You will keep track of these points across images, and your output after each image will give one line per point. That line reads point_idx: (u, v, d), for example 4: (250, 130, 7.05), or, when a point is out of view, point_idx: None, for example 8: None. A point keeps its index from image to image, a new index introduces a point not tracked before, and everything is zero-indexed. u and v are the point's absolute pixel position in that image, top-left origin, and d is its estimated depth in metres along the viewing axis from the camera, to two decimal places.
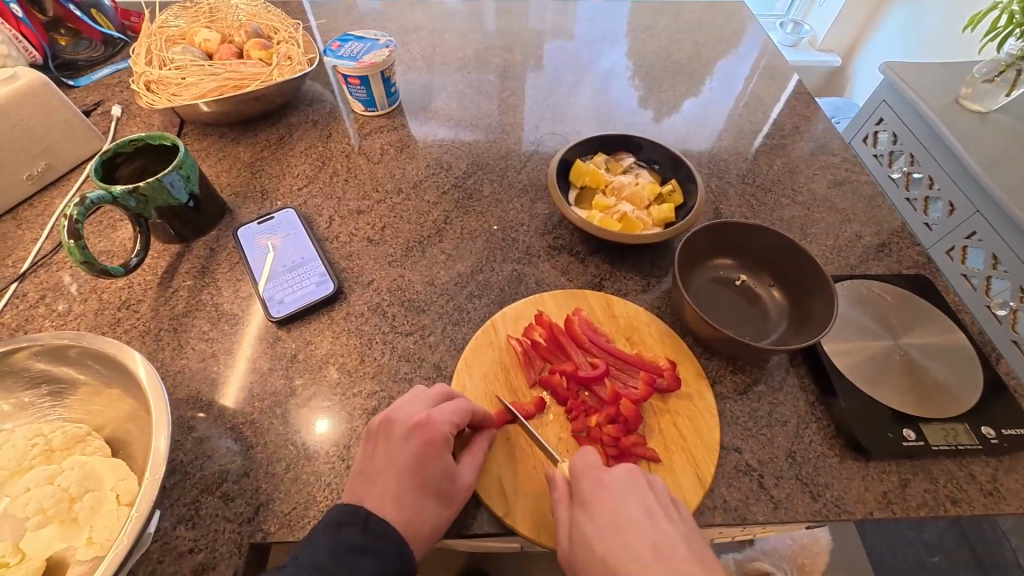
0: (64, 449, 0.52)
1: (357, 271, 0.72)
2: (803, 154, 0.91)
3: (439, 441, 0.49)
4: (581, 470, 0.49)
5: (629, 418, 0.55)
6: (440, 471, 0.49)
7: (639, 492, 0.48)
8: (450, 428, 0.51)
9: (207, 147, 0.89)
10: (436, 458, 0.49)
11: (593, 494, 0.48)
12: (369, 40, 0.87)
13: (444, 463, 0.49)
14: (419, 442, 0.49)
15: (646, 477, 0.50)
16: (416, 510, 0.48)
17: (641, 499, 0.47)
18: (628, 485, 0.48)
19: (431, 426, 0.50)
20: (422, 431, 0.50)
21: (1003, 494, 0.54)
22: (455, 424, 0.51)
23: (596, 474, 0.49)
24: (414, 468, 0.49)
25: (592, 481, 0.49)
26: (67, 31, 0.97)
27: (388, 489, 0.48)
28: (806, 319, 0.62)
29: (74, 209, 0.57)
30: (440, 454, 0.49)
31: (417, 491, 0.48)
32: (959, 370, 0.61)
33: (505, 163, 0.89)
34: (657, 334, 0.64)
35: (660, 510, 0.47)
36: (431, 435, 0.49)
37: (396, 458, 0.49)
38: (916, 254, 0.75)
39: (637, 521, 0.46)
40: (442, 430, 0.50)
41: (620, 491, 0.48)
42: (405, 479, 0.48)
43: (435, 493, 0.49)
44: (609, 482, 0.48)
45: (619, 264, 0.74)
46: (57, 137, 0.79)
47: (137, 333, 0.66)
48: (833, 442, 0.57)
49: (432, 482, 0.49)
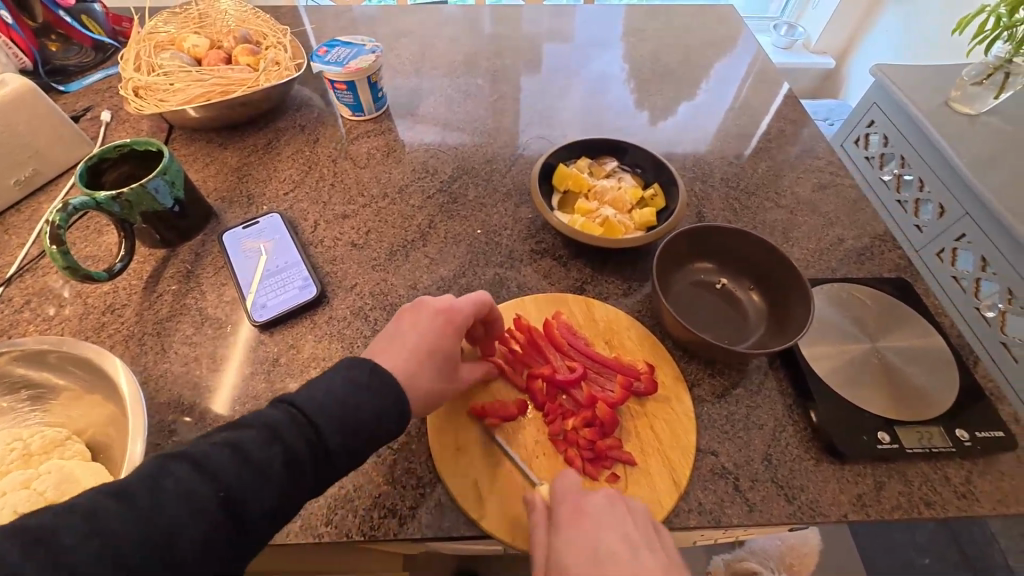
0: (42, 453, 0.52)
1: (341, 275, 0.73)
2: (787, 158, 0.92)
3: (458, 325, 0.54)
4: (561, 494, 0.49)
5: (605, 421, 0.56)
6: (450, 350, 0.53)
7: (619, 519, 0.47)
8: (469, 317, 0.55)
9: (195, 153, 0.89)
10: (451, 340, 0.54)
11: (574, 517, 0.47)
12: (355, 46, 0.88)
13: (452, 344, 0.54)
14: (441, 321, 0.54)
15: (625, 502, 0.49)
16: (420, 368, 0.51)
17: (620, 526, 0.46)
18: (609, 513, 0.47)
19: (456, 312, 0.55)
20: (448, 312, 0.54)
21: (977, 496, 0.54)
22: (472, 317, 0.56)
23: (575, 501, 0.48)
24: (432, 340, 0.53)
25: (572, 507, 0.48)
26: (58, 38, 0.98)
27: (406, 348, 0.52)
28: (784, 323, 0.63)
29: (56, 215, 0.58)
30: (454, 340, 0.54)
31: (426, 358, 0.52)
32: (937, 374, 0.61)
33: (491, 167, 0.89)
34: (636, 338, 0.64)
35: (638, 538, 0.46)
36: (452, 318, 0.54)
37: (420, 326, 0.53)
38: (897, 257, 0.76)
39: (615, 551, 0.44)
40: (463, 317, 0.55)
41: (604, 517, 0.47)
42: (421, 351, 0.52)
43: (438, 372, 0.52)
44: (589, 507, 0.47)
45: (601, 268, 0.74)
46: (44, 142, 0.80)
47: (121, 338, 0.66)
48: (809, 445, 0.57)
49: (442, 357, 0.53)
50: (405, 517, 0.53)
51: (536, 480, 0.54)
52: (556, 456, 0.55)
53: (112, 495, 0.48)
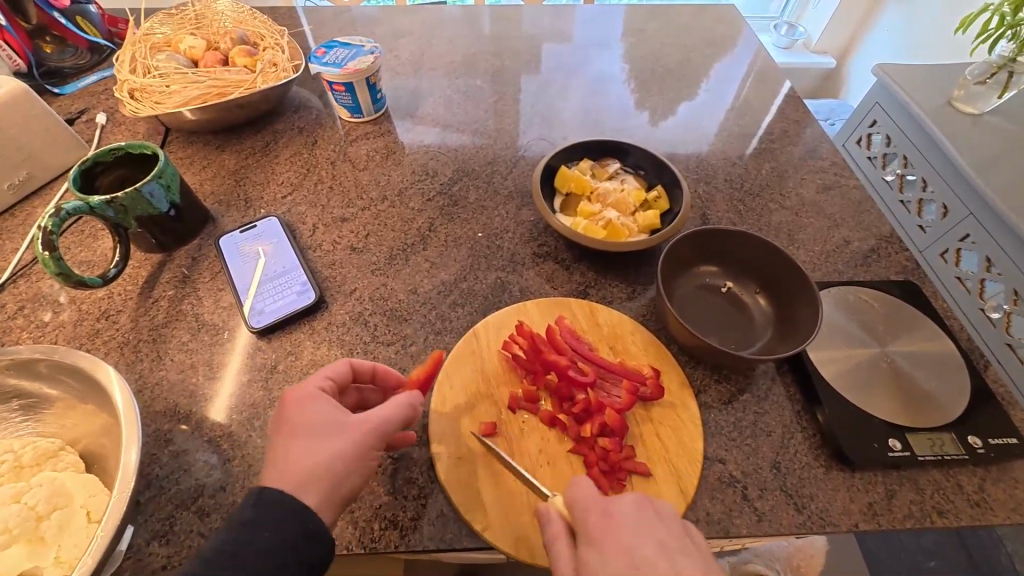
0: (34, 465, 0.51)
1: (340, 279, 0.72)
2: (792, 159, 0.91)
3: (314, 396, 0.49)
4: (582, 502, 0.46)
5: (613, 429, 0.54)
6: (325, 419, 0.48)
7: (649, 525, 0.44)
8: (318, 384, 0.50)
9: (192, 155, 0.88)
10: (317, 410, 0.48)
11: (602, 528, 0.43)
12: (354, 46, 0.87)
13: (325, 413, 0.48)
14: (297, 401, 0.48)
15: (654, 506, 0.46)
16: (320, 459, 0.45)
17: (654, 531, 0.43)
18: (638, 516, 0.44)
19: (298, 388, 0.50)
20: (295, 393, 0.49)
21: (990, 504, 0.53)
22: (325, 382, 0.51)
23: (602, 507, 0.45)
24: (303, 425, 0.47)
25: (598, 514, 0.44)
26: (52, 40, 0.96)
27: (287, 453, 0.46)
28: (792, 327, 0.62)
29: (49, 220, 0.57)
30: (317, 407, 0.48)
31: (319, 442, 0.46)
32: (947, 379, 0.60)
33: (492, 169, 0.88)
34: (641, 342, 0.63)
35: (673, 544, 0.43)
36: (304, 396, 0.49)
37: (285, 427, 0.48)
38: (904, 259, 0.75)
39: (652, 558, 0.41)
40: (313, 386, 0.50)
41: (633, 523, 0.43)
42: (307, 440, 0.46)
43: (345, 447, 0.46)
44: (616, 513, 0.44)
45: (604, 271, 0.73)
46: (37, 145, 0.78)
47: (116, 345, 0.65)
48: (818, 452, 0.56)
49: (322, 426, 0.47)
50: (407, 528, 0.51)
51: (541, 490, 0.52)
52: (562, 464, 0.54)
53: (107, 507, 0.47)
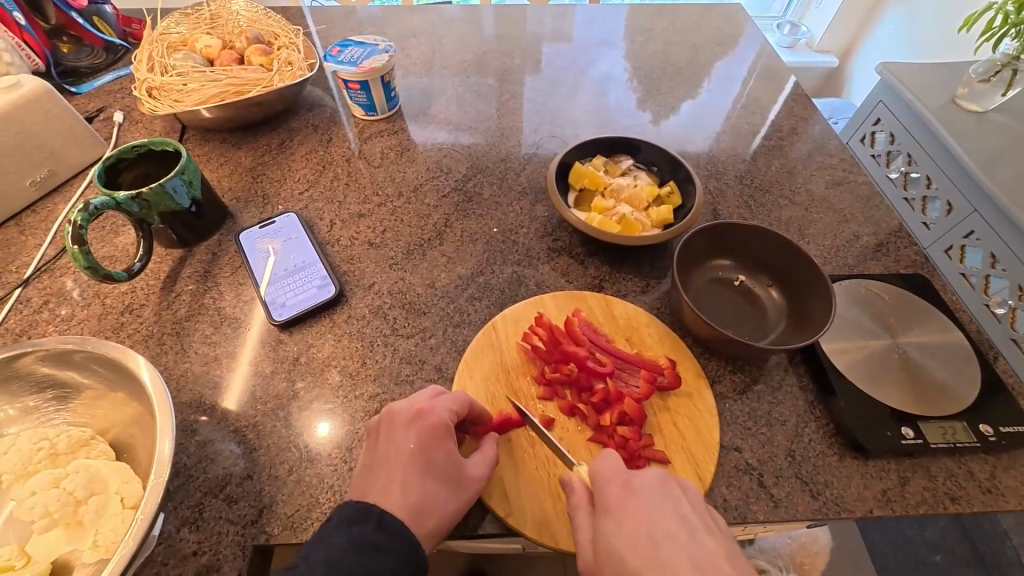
0: (69, 452, 0.52)
1: (359, 274, 0.73)
2: (800, 155, 0.92)
3: (440, 429, 0.50)
4: (608, 475, 0.48)
5: (634, 418, 0.56)
6: (449, 457, 0.50)
7: (672, 500, 0.47)
8: (448, 415, 0.52)
9: (209, 153, 0.89)
10: (438, 445, 0.50)
11: (621, 502, 0.46)
12: (369, 45, 0.88)
13: (450, 451, 0.50)
14: (419, 429, 0.50)
15: (678, 483, 0.48)
16: (427, 493, 0.48)
17: (674, 508, 0.46)
18: (661, 492, 0.47)
19: (431, 414, 0.51)
20: (422, 418, 0.51)
21: (1002, 491, 0.54)
22: (454, 414, 0.52)
23: (623, 479, 0.48)
24: (419, 455, 0.49)
25: (620, 487, 0.47)
26: (69, 39, 0.98)
27: (393, 480, 0.48)
28: (806, 318, 0.63)
29: (78, 215, 0.58)
30: (441, 444, 0.50)
31: (425, 477, 0.49)
32: (958, 369, 0.61)
33: (505, 166, 0.89)
34: (656, 334, 0.65)
35: (695, 520, 0.46)
36: (435, 429, 0.50)
37: (398, 448, 0.50)
38: (914, 253, 0.76)
39: (673, 533, 0.44)
40: (441, 417, 0.51)
41: (654, 500, 0.46)
42: (412, 472, 0.48)
43: (446, 482, 0.49)
44: (638, 489, 0.47)
45: (618, 265, 0.74)
46: (59, 143, 0.80)
47: (140, 338, 0.66)
48: (832, 440, 0.58)
49: (434, 464, 0.49)
50: None
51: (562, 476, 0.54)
52: (581, 449, 0.56)
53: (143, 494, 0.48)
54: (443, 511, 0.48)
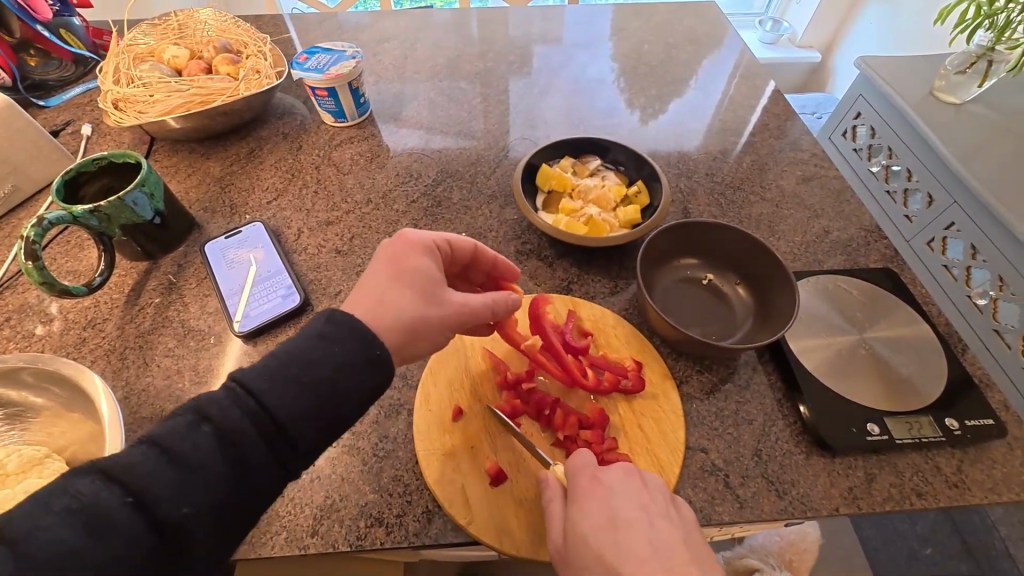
0: (19, 472, 0.52)
1: (325, 282, 0.72)
2: (772, 152, 0.92)
3: (414, 245, 0.51)
4: (575, 469, 0.48)
5: (595, 423, 0.56)
6: (421, 269, 0.50)
7: (635, 490, 0.46)
8: (426, 239, 0.53)
9: (177, 164, 0.88)
10: (409, 258, 0.50)
11: (588, 492, 0.46)
12: (336, 52, 0.88)
13: (420, 264, 0.50)
14: (397, 246, 0.51)
15: (641, 475, 0.48)
16: (388, 295, 0.48)
17: (634, 496, 0.46)
18: (625, 483, 0.47)
19: (408, 235, 0.52)
20: (401, 237, 0.52)
21: (969, 485, 0.54)
22: (432, 239, 0.53)
23: (592, 471, 0.47)
24: (390, 265, 0.50)
25: (589, 478, 0.47)
26: (37, 52, 0.97)
27: (363, 287, 0.49)
28: (771, 315, 0.62)
29: (31, 230, 0.57)
30: (414, 258, 0.51)
31: (391, 282, 0.49)
32: (926, 364, 0.61)
33: (475, 170, 0.89)
34: (623, 336, 0.64)
35: (653, 507, 0.46)
36: (414, 242, 0.51)
37: (375, 260, 0.51)
38: (884, 248, 0.76)
39: (632, 519, 0.44)
40: (417, 238, 0.52)
41: (619, 488, 0.46)
42: (381, 277, 0.49)
43: (411, 291, 0.49)
44: (605, 479, 0.47)
45: (587, 267, 0.74)
46: (22, 158, 0.79)
47: (102, 353, 0.65)
48: (799, 439, 0.57)
49: (405, 275, 0.49)
50: (392, 525, 0.52)
51: (523, 483, 0.53)
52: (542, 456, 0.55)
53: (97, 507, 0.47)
54: (399, 308, 0.47)
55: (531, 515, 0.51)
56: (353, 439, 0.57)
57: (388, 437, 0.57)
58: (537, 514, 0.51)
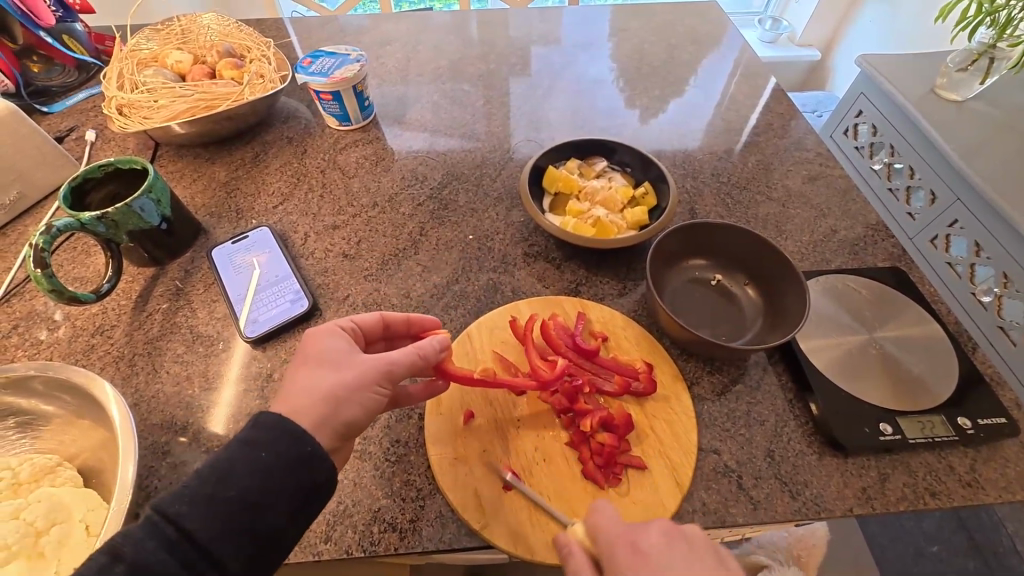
0: (31, 481, 0.52)
1: (333, 286, 0.72)
2: (777, 151, 0.92)
3: (318, 334, 0.51)
4: (606, 541, 0.42)
5: (621, 424, 0.55)
6: (326, 350, 0.49)
7: (682, 557, 0.40)
8: (330, 326, 0.52)
9: (182, 169, 0.88)
10: (315, 345, 0.50)
11: (625, 566, 0.41)
12: (340, 56, 0.87)
13: (326, 346, 0.50)
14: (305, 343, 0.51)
15: (685, 533, 0.42)
16: (308, 379, 0.47)
17: (714, 545, 0.42)
18: (668, 551, 0.41)
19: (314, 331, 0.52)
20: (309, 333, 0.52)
21: (982, 484, 0.54)
22: (338, 325, 0.53)
23: (628, 540, 0.42)
24: (302, 359, 0.49)
25: (626, 550, 0.41)
26: (40, 58, 0.97)
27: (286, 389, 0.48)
28: (781, 316, 0.62)
29: (40, 237, 0.57)
30: (320, 342, 0.50)
31: (308, 369, 0.48)
32: (937, 362, 0.61)
33: (480, 172, 0.89)
34: (633, 338, 0.64)
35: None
36: (314, 333, 0.51)
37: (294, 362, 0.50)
38: (892, 246, 0.76)
39: None
40: (320, 329, 0.52)
41: (662, 559, 0.40)
42: (300, 369, 0.48)
43: (327, 369, 0.48)
44: (642, 549, 0.41)
45: (595, 269, 0.74)
46: (27, 165, 0.79)
47: (111, 360, 0.65)
48: (811, 439, 0.57)
49: (320, 359, 0.48)
50: (406, 530, 0.52)
51: (539, 488, 0.53)
52: (557, 461, 0.55)
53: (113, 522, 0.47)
54: (316, 388, 0.46)
55: (547, 519, 0.51)
56: (364, 444, 0.57)
57: (400, 442, 0.57)
58: (552, 518, 0.51)
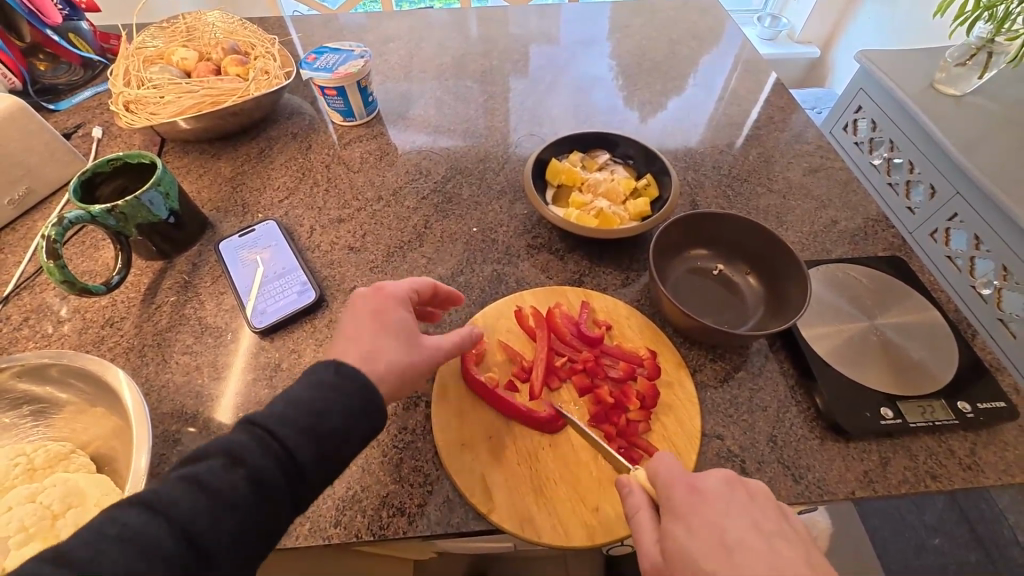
0: (46, 467, 0.54)
1: (339, 278, 0.73)
2: (778, 144, 0.93)
3: (393, 301, 0.53)
4: (665, 481, 0.45)
5: (647, 396, 0.57)
6: (398, 320, 0.52)
7: (741, 506, 0.43)
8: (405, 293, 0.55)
9: (188, 164, 0.89)
10: (392, 310, 0.52)
11: (688, 504, 0.43)
12: (344, 52, 0.88)
13: (399, 316, 0.52)
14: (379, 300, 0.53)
15: (743, 485, 0.45)
16: (378, 345, 0.49)
17: (745, 512, 0.43)
18: (729, 498, 0.43)
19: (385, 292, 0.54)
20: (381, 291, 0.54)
21: (982, 467, 0.54)
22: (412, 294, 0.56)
23: (688, 482, 0.45)
24: (380, 321, 0.51)
25: (685, 490, 0.44)
26: (46, 56, 0.98)
27: (356, 339, 0.50)
28: (783, 303, 0.63)
29: (52, 229, 0.58)
30: (397, 309, 0.53)
31: (380, 333, 0.50)
32: (937, 348, 0.62)
33: (484, 166, 0.90)
34: (637, 326, 0.65)
35: (767, 527, 0.42)
36: (391, 299, 0.53)
37: (369, 315, 0.52)
38: (892, 237, 0.77)
39: (744, 540, 0.40)
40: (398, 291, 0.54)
41: (721, 502, 0.43)
42: (373, 330, 0.50)
43: (399, 340, 0.51)
44: (704, 490, 0.44)
45: (598, 260, 0.74)
46: (36, 160, 0.79)
47: (121, 351, 0.66)
48: (813, 424, 0.58)
49: (394, 326, 0.51)
50: (415, 514, 0.52)
51: (545, 472, 0.54)
52: (564, 444, 0.55)
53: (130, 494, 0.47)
54: (385, 356, 0.49)
55: (554, 501, 0.52)
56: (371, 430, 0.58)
57: (406, 429, 0.58)
58: (558, 502, 0.52)
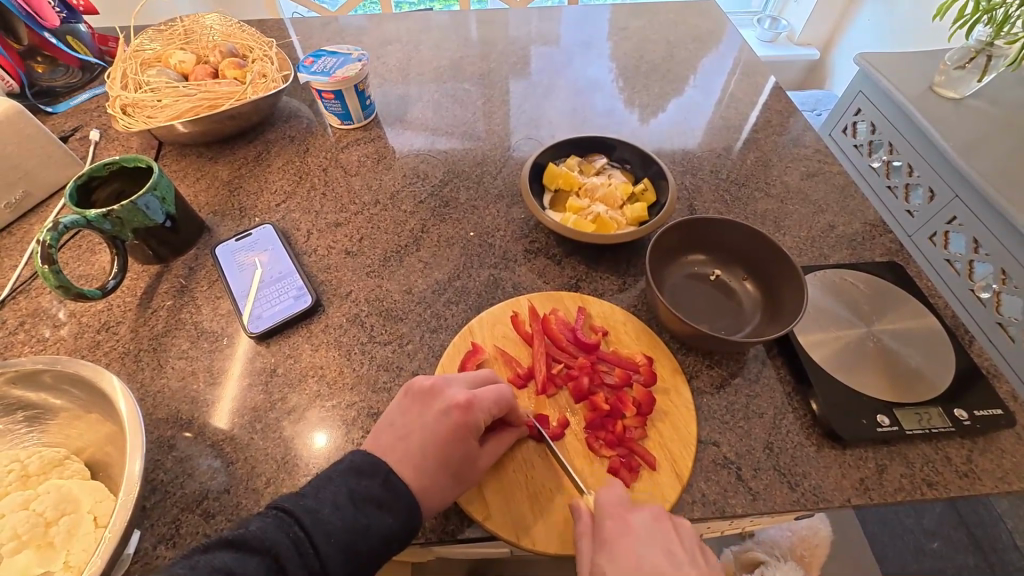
0: (40, 474, 0.54)
1: (335, 282, 0.73)
2: (776, 148, 0.92)
3: (437, 403, 0.51)
4: (607, 508, 0.49)
5: (642, 402, 0.57)
6: (434, 431, 0.50)
7: (662, 536, 0.47)
8: (456, 389, 0.53)
9: (185, 167, 0.89)
10: (429, 412, 0.51)
11: (617, 536, 0.47)
12: (341, 55, 0.88)
13: (435, 422, 0.50)
14: (423, 402, 0.52)
15: (671, 519, 0.49)
16: (416, 460, 0.49)
17: (663, 542, 0.47)
18: (653, 531, 0.47)
19: (437, 391, 0.52)
20: (432, 392, 0.52)
21: (979, 474, 0.54)
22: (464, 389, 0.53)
23: (621, 514, 0.48)
24: (423, 438, 0.49)
25: (616, 524, 0.48)
26: (43, 59, 0.98)
27: (405, 448, 0.49)
28: (780, 309, 0.63)
29: (47, 234, 0.58)
30: (435, 415, 0.50)
31: (421, 454, 0.49)
32: (934, 354, 0.61)
33: (481, 170, 0.90)
34: (633, 332, 0.65)
35: (682, 556, 0.46)
36: (435, 401, 0.52)
37: (418, 427, 0.50)
38: (889, 242, 0.76)
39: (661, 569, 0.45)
40: (448, 393, 0.52)
41: (645, 535, 0.47)
42: (411, 448, 0.49)
43: (436, 456, 0.49)
44: (633, 523, 0.48)
45: (595, 264, 0.74)
46: (33, 164, 0.79)
47: (117, 355, 0.66)
48: (810, 431, 0.57)
49: (431, 439, 0.49)
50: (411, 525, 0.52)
51: (541, 479, 0.53)
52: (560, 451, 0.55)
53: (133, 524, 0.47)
54: (421, 470, 0.48)
55: (549, 509, 0.52)
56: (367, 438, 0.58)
57: None
58: (555, 511, 0.52)
